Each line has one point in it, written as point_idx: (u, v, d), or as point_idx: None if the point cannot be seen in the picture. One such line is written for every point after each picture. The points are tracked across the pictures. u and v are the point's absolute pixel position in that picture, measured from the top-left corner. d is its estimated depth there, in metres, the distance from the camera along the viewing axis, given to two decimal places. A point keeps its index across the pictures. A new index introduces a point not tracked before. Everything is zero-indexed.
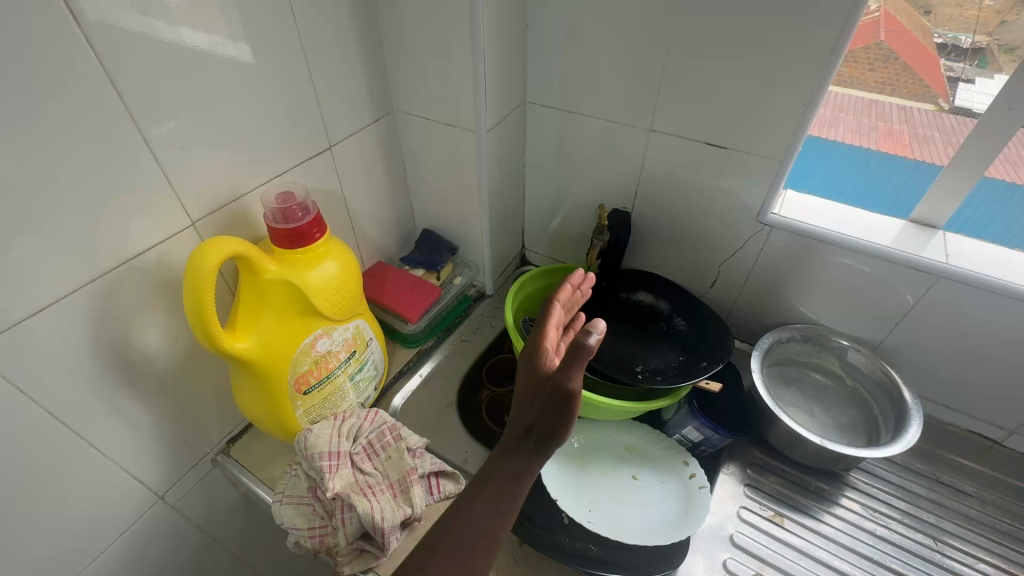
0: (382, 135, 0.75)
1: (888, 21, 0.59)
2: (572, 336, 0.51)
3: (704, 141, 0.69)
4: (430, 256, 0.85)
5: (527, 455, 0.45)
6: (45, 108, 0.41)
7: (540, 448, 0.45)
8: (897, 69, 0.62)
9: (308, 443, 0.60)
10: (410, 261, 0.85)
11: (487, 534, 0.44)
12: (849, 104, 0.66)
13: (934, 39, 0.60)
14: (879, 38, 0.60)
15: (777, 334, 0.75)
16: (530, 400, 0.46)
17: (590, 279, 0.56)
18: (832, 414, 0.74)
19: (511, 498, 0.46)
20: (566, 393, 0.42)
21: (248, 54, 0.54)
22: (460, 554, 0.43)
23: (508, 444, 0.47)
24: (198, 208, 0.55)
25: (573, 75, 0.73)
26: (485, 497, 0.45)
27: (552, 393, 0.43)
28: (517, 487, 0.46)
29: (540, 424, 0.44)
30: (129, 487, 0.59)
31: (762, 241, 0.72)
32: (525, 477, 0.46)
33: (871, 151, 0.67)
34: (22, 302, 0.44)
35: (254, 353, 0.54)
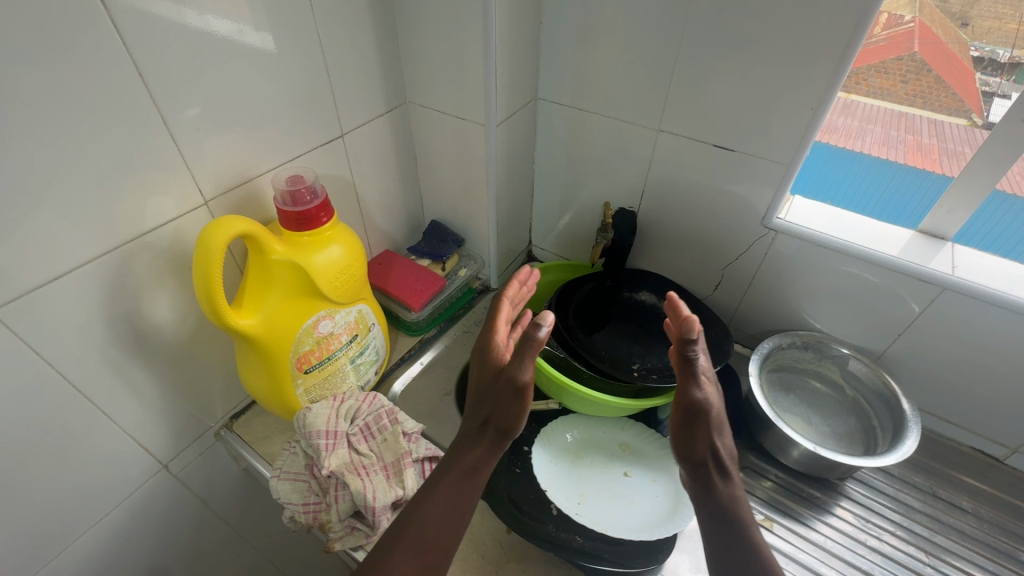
0: (394, 126, 0.77)
1: (922, 32, 0.59)
2: (520, 331, 0.60)
3: (712, 143, 0.69)
4: (436, 247, 0.87)
5: (484, 446, 0.55)
6: (69, 85, 0.43)
7: (497, 439, 0.55)
8: (929, 82, 0.61)
9: (307, 420, 0.61)
10: (417, 251, 0.87)
11: (444, 525, 0.52)
12: (877, 116, 0.64)
13: (970, 52, 0.58)
14: (912, 48, 0.59)
15: (778, 340, 0.75)
16: (488, 393, 0.55)
17: (534, 275, 0.64)
18: (831, 422, 0.73)
19: (468, 491, 0.54)
20: (520, 385, 0.51)
21: (267, 41, 0.56)
22: (421, 543, 0.51)
23: (467, 437, 0.56)
24: (211, 188, 0.57)
25: (585, 73, 0.73)
26: (442, 494, 0.53)
27: (506, 387, 0.52)
28: (477, 476, 0.54)
29: (496, 416, 0.54)
30: (135, 454, 0.61)
31: (767, 246, 0.72)
32: (480, 468, 0.55)
33: (897, 164, 0.65)
34: (39, 268, 0.46)
35: (258, 330, 0.56)
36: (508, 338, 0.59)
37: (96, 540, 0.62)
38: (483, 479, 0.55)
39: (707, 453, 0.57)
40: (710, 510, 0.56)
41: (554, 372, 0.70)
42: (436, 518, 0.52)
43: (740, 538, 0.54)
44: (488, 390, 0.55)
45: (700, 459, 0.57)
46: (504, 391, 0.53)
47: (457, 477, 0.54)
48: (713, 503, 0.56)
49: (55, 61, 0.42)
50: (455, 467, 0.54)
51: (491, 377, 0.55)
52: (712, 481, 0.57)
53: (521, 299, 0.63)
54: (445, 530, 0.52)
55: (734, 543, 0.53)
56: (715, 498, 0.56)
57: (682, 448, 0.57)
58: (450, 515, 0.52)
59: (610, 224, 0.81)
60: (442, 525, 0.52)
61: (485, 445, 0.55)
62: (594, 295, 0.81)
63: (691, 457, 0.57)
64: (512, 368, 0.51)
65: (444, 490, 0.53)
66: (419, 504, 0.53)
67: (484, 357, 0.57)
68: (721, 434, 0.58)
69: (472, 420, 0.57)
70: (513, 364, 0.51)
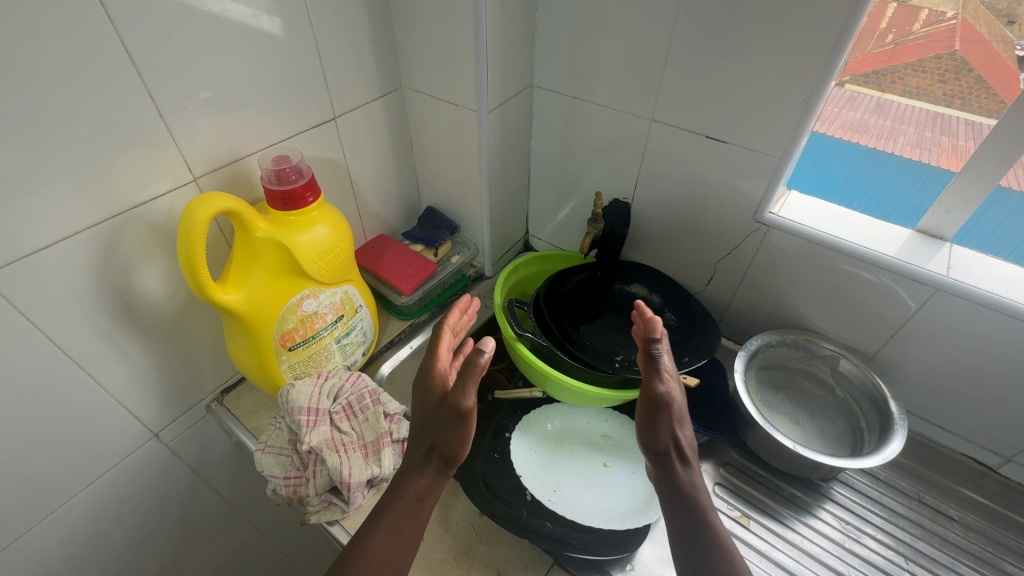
0: (389, 110, 0.77)
1: (965, 30, 0.54)
2: (461, 357, 0.64)
3: (705, 134, 0.67)
4: (429, 233, 0.87)
5: (428, 474, 0.57)
6: (57, 59, 0.44)
7: (443, 465, 0.57)
8: (970, 82, 0.56)
9: (290, 395, 0.63)
10: (410, 236, 0.87)
11: (393, 554, 0.53)
12: (909, 116, 0.62)
13: (1015, 51, 0.52)
14: (952, 47, 0.55)
15: (767, 337, 0.73)
16: (430, 421, 0.58)
17: (475, 303, 0.69)
18: (818, 423, 0.72)
19: (414, 521, 0.55)
20: (463, 410, 0.54)
21: (261, 23, 0.57)
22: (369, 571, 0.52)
23: (413, 463, 0.58)
24: (202, 165, 0.58)
25: (579, 60, 0.73)
26: (389, 525, 0.54)
27: (450, 413, 0.55)
28: (422, 504, 0.56)
29: (441, 443, 0.56)
30: (126, 422, 0.64)
31: (759, 242, 0.71)
32: (428, 492, 0.56)
33: (929, 167, 0.61)
34: (31, 237, 0.48)
35: (241, 305, 0.57)
36: (449, 364, 0.62)
37: (90, 501, 0.65)
38: (428, 506, 0.56)
39: (670, 443, 0.57)
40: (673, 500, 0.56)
41: (537, 361, 0.70)
42: (384, 553, 0.53)
43: (701, 521, 0.54)
44: (431, 417, 0.58)
45: (662, 448, 0.57)
46: (447, 417, 0.55)
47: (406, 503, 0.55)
48: (675, 489, 0.56)
49: (44, 35, 0.43)
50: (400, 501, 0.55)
51: (436, 403, 0.57)
52: (674, 469, 0.57)
53: (461, 327, 0.68)
54: (392, 564, 0.53)
55: (698, 526, 0.53)
56: (678, 486, 0.56)
57: (647, 436, 0.58)
58: (398, 549, 0.53)
59: (601, 215, 0.80)
60: (392, 558, 0.53)
61: (431, 470, 0.57)
62: (583, 287, 0.81)
63: (656, 444, 0.57)
64: (457, 395, 0.54)
65: (390, 519, 0.55)
66: (365, 538, 0.54)
67: (429, 381, 0.60)
68: (684, 426, 0.58)
69: (416, 449, 0.58)
70: (455, 391, 0.55)
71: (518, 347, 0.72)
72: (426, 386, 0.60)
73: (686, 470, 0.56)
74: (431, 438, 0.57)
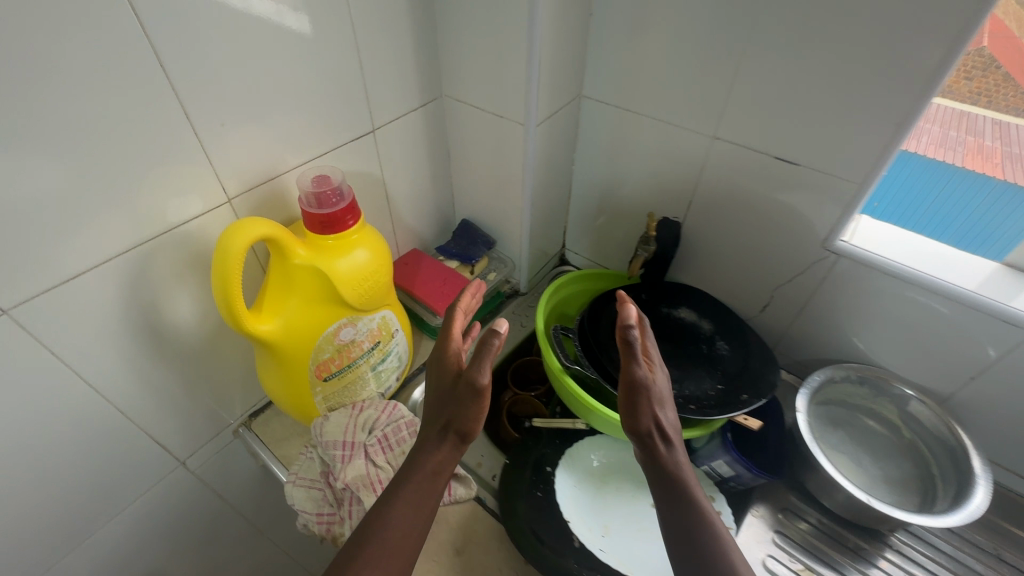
0: (428, 120, 0.73)
1: (996, 26, 0.50)
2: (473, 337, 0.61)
3: (775, 155, 0.62)
4: (466, 249, 0.83)
5: (444, 449, 0.54)
6: (85, 78, 0.40)
7: (458, 442, 0.54)
8: (996, 79, 0.54)
9: (322, 429, 0.61)
10: (446, 252, 0.83)
11: (409, 532, 0.49)
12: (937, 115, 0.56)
13: None
14: (984, 44, 0.50)
15: (829, 373, 0.68)
16: (445, 398, 0.55)
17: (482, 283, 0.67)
18: (883, 466, 0.68)
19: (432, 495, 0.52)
20: (479, 387, 0.52)
21: (284, 19, 0.50)
22: (385, 547, 0.48)
23: (425, 442, 0.54)
24: (236, 184, 0.54)
25: (635, 71, 0.67)
26: (405, 500, 0.51)
27: (466, 390, 0.53)
28: (438, 479, 0.53)
29: (458, 418, 0.53)
30: (153, 451, 0.61)
31: (826, 271, 0.66)
32: (441, 471, 0.53)
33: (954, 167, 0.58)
34: (55, 267, 0.44)
35: (276, 336, 0.54)
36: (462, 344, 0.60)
37: (115, 532, 0.62)
38: (443, 481, 0.53)
39: (652, 425, 0.51)
40: (658, 488, 0.50)
41: (582, 394, 0.66)
42: (403, 525, 0.50)
43: (690, 509, 0.48)
44: (445, 394, 0.55)
45: (644, 432, 0.51)
46: (462, 394, 0.53)
47: (420, 480, 0.52)
48: (660, 476, 0.50)
49: (73, 52, 0.39)
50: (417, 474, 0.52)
51: (450, 379, 0.55)
52: (657, 453, 0.51)
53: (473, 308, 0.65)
54: (410, 537, 0.49)
55: (686, 513, 0.48)
56: (662, 471, 0.51)
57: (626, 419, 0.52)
58: (417, 521, 0.50)
59: (656, 238, 0.74)
60: (411, 531, 0.50)
61: (446, 449, 0.54)
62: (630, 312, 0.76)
63: (636, 429, 0.51)
64: (471, 373, 0.52)
65: (407, 495, 0.51)
66: (384, 515, 0.50)
67: (440, 359, 0.57)
68: (666, 408, 0.52)
69: (429, 428, 0.55)
70: (471, 368, 0.52)
71: (562, 378, 0.68)
72: (438, 363, 0.57)
73: (671, 454, 0.50)
74: (445, 414, 0.54)
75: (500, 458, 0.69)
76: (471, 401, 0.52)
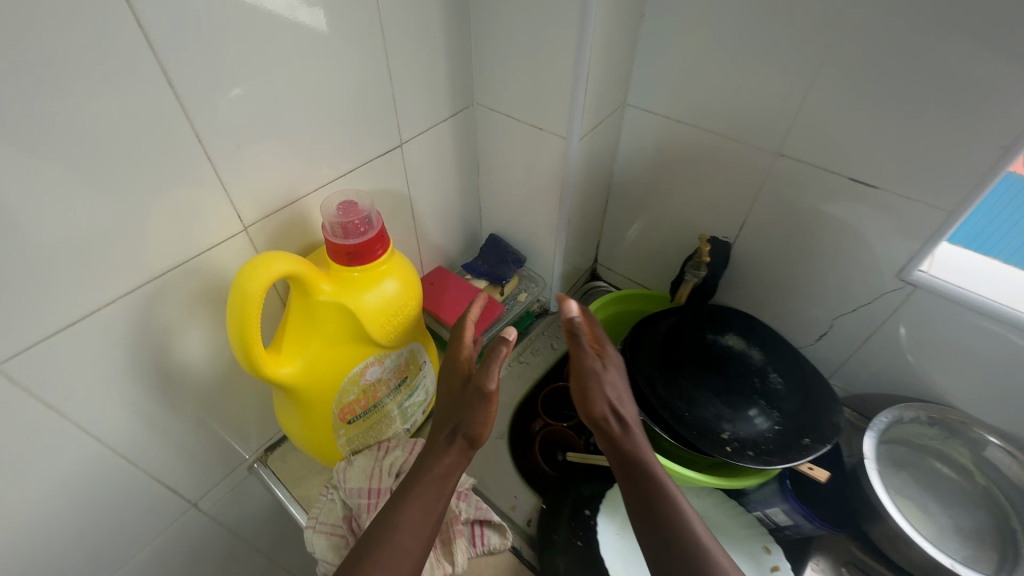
0: (457, 130, 0.67)
1: None
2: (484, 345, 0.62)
3: (848, 175, 0.56)
4: (494, 267, 0.78)
5: (453, 453, 0.53)
6: (81, 102, 0.35)
7: (466, 448, 0.53)
8: None
9: (345, 474, 0.55)
10: (473, 270, 0.77)
11: (416, 535, 0.47)
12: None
13: None
14: None
15: (899, 412, 0.63)
16: (456, 403, 0.55)
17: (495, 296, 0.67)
18: (954, 514, 0.61)
19: (440, 499, 0.50)
20: (489, 390, 0.53)
21: (296, 14, 0.43)
22: (393, 552, 0.46)
23: (432, 446, 0.54)
24: (253, 211, 0.48)
25: (689, 79, 0.61)
26: (414, 506, 0.49)
27: (476, 393, 0.53)
28: (448, 483, 0.52)
29: (466, 421, 0.53)
30: (162, 496, 0.56)
31: (900, 302, 0.60)
32: (449, 476, 0.52)
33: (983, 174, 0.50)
34: (53, 314, 0.39)
35: (297, 380, 0.49)
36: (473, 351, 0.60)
37: None
38: (452, 487, 0.52)
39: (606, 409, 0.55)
40: (624, 476, 0.53)
41: None
42: (412, 531, 0.48)
43: (646, 482, 0.51)
44: (456, 399, 0.56)
45: (600, 417, 0.56)
46: (472, 396, 0.54)
47: (427, 483, 0.50)
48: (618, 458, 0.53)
49: (70, 72, 0.33)
50: (426, 479, 0.51)
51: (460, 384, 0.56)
52: (614, 436, 0.55)
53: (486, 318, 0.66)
54: (418, 541, 0.47)
55: (643, 488, 0.51)
56: (621, 453, 0.54)
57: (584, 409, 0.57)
58: (427, 524, 0.48)
59: (709, 264, 0.68)
60: (420, 535, 0.48)
61: (455, 453, 0.52)
62: (674, 340, 0.70)
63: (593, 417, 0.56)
64: (482, 376, 0.53)
65: (416, 500, 0.49)
66: (393, 520, 0.48)
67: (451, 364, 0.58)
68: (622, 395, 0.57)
69: (437, 432, 0.55)
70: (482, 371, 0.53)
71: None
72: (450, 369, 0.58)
73: (625, 434, 0.54)
74: (455, 417, 0.54)
75: (534, 499, 0.64)
76: (477, 398, 0.53)
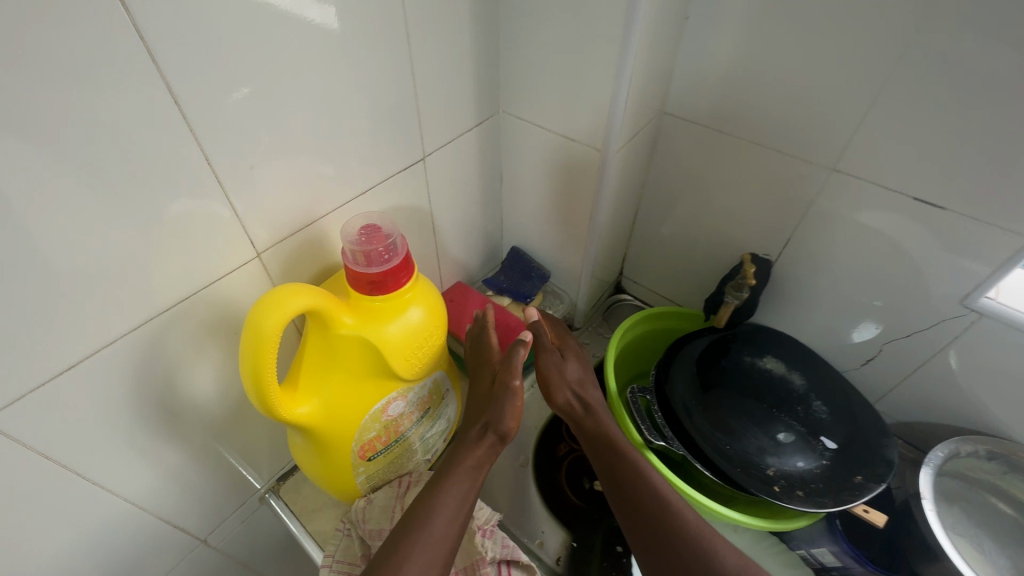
0: (484, 140, 0.63)
1: None
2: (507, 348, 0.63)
3: (913, 195, 0.52)
4: (516, 283, 0.74)
5: (483, 447, 0.53)
6: (85, 123, 0.31)
7: (493, 441, 0.54)
8: None
9: (365, 514, 0.52)
10: (494, 286, 0.74)
11: (455, 523, 0.47)
12: None
13: None
14: None
15: (954, 446, 0.59)
16: (482, 401, 0.57)
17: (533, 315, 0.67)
18: (1015, 556, 0.56)
19: (472, 492, 0.50)
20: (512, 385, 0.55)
21: (300, 8, 0.37)
22: (435, 538, 0.45)
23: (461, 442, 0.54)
24: (266, 236, 0.44)
25: (735, 87, 0.58)
26: (452, 498, 0.48)
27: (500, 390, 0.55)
28: (478, 475, 0.51)
29: (493, 415, 0.55)
30: (170, 533, 0.53)
31: (961, 329, 0.57)
32: (482, 468, 0.52)
33: None
34: (55, 354, 0.35)
35: (315, 419, 0.45)
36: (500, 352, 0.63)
37: None
38: (484, 478, 0.52)
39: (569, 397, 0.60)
40: (595, 456, 0.56)
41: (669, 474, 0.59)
42: (449, 518, 0.47)
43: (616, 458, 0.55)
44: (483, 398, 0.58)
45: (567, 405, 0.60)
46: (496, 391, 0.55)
47: (463, 470, 0.50)
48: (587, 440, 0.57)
49: (79, 91, 0.30)
50: (458, 469, 0.50)
51: (486, 384, 0.58)
52: (580, 421, 0.59)
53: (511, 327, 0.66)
54: (455, 529, 0.46)
55: (615, 462, 0.54)
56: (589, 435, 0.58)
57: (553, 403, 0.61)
58: (461, 512, 0.48)
59: (753, 286, 0.64)
60: (456, 522, 0.47)
61: (485, 445, 0.53)
62: (709, 367, 0.65)
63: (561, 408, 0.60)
64: (506, 373, 0.55)
65: (454, 487, 0.49)
66: (432, 506, 0.47)
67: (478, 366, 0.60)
68: (582, 382, 0.61)
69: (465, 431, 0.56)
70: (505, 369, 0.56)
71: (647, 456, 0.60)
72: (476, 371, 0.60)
73: (590, 416, 0.58)
74: (483, 414, 0.55)
75: (562, 534, 0.61)
76: (501, 394, 0.54)
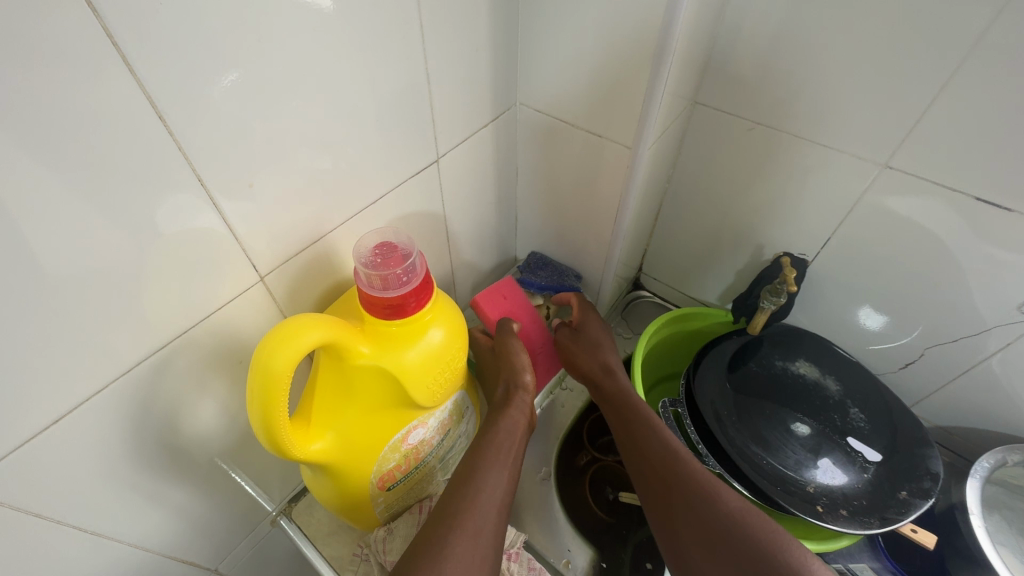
0: (499, 135, 0.58)
1: None
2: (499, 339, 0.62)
3: (975, 195, 0.48)
4: (556, 280, 0.69)
5: (516, 405, 0.51)
6: (50, 151, 0.26)
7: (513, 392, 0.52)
8: None
9: (386, 545, 0.50)
10: (531, 285, 0.68)
11: (502, 487, 0.45)
12: None
13: None
14: None
15: (1001, 456, 0.57)
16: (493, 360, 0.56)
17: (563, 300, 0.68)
18: None
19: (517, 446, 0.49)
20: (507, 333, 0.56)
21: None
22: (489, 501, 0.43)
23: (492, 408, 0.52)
24: (269, 259, 0.40)
25: (776, 75, 0.52)
26: (498, 460, 0.46)
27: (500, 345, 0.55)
28: (519, 434, 0.49)
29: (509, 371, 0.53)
30: (179, 568, 0.50)
31: (1016, 336, 0.53)
32: (518, 428, 0.49)
33: None
34: (37, 411, 0.31)
35: (330, 453, 0.42)
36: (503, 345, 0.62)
37: None
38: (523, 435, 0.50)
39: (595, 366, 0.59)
40: (616, 418, 0.55)
41: None
42: (494, 488, 0.44)
43: (637, 423, 0.53)
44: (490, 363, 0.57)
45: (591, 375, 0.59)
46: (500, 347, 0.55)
47: (501, 425, 0.49)
48: (610, 407, 0.56)
49: (47, 119, 0.25)
50: (500, 428, 0.48)
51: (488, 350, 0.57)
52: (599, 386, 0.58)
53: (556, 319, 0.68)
54: (501, 487, 0.44)
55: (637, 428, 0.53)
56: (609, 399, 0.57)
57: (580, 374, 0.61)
58: (510, 469, 0.46)
59: (792, 291, 0.61)
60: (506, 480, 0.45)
61: (518, 402, 0.51)
62: (741, 371, 0.62)
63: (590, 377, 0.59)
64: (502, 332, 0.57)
65: (501, 447, 0.47)
66: (480, 471, 0.44)
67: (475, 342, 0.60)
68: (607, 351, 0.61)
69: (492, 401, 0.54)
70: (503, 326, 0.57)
71: None
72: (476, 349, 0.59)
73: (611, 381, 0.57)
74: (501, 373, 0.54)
75: (591, 553, 0.59)
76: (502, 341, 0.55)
